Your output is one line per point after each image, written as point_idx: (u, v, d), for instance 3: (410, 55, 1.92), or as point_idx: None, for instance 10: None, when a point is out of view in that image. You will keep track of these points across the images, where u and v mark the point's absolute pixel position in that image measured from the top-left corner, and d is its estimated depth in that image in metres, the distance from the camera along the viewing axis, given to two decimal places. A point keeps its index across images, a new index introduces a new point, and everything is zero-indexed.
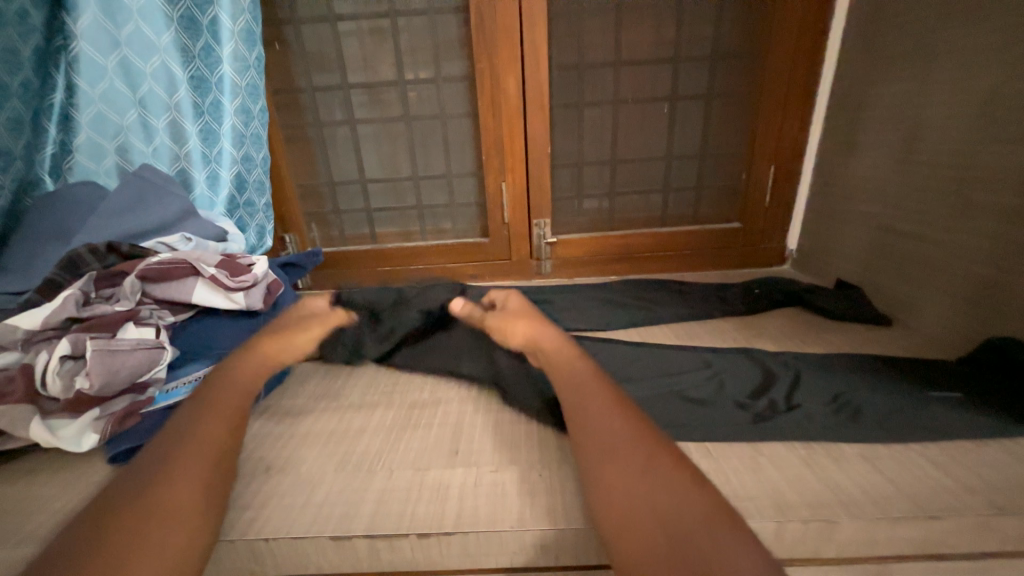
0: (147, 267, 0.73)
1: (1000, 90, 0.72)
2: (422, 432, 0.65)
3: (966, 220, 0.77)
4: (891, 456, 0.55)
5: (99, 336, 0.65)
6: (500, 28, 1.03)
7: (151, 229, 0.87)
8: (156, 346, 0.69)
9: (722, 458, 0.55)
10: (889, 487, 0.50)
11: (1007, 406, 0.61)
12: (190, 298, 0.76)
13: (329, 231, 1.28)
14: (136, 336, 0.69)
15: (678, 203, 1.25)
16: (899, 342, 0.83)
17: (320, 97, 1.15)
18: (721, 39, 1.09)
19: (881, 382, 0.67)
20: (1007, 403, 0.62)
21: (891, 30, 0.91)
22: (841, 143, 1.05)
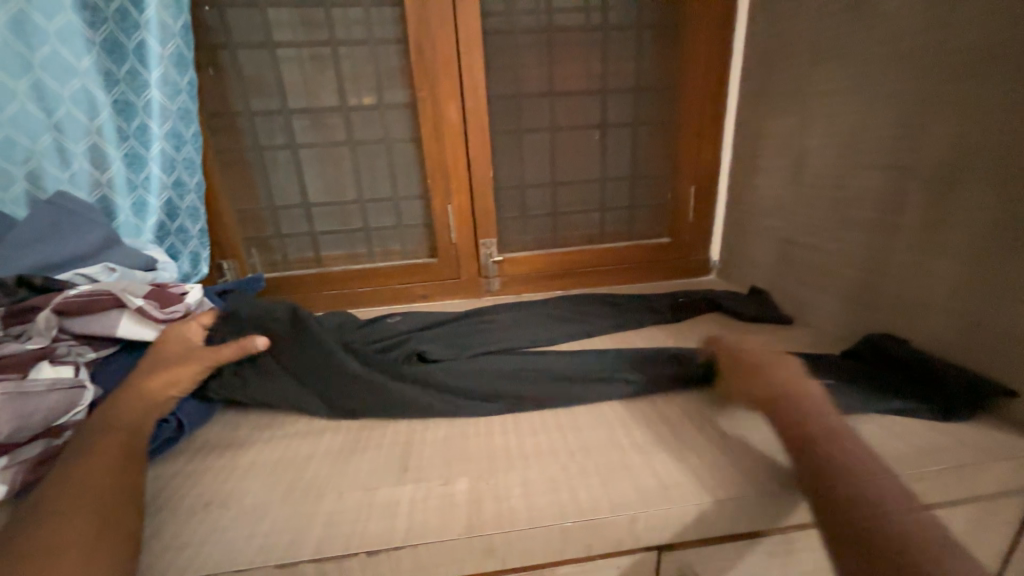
0: (63, 300, 0.68)
1: (860, 125, 0.87)
2: (371, 453, 0.65)
3: (845, 232, 0.91)
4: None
5: (8, 378, 0.61)
6: (440, 61, 1.09)
7: (67, 260, 0.82)
8: (75, 386, 0.65)
9: (653, 453, 0.61)
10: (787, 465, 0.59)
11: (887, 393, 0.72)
12: (115, 333, 0.72)
13: (272, 255, 1.25)
14: (52, 375, 0.64)
15: (615, 221, 1.34)
16: (802, 340, 0.95)
17: (259, 122, 1.14)
18: (642, 74, 1.21)
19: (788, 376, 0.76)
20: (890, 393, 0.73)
21: (777, 72, 1.06)
22: (747, 166, 1.19)
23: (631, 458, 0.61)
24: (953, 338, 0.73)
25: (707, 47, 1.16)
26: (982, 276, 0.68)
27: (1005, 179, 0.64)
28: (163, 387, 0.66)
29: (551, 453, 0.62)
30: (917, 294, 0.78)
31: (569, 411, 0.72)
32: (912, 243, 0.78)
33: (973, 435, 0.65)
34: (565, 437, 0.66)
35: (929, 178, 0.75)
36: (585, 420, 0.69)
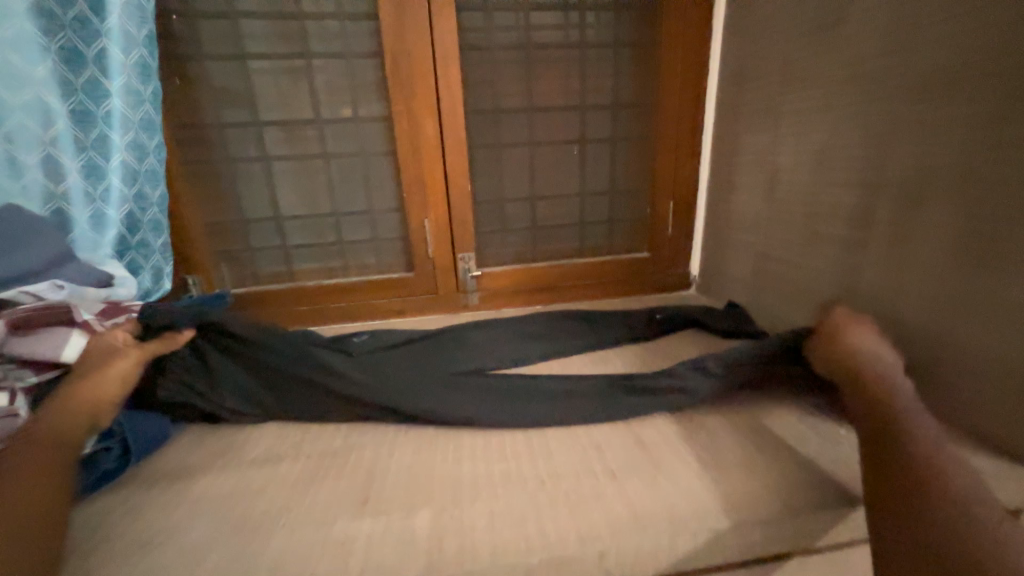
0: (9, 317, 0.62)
1: (830, 144, 0.88)
2: (330, 483, 0.62)
3: (817, 248, 0.92)
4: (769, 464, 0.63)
5: None
6: (416, 76, 1.08)
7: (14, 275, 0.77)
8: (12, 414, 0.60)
9: (626, 481, 0.59)
10: (763, 491, 0.57)
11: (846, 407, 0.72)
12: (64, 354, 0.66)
13: (241, 270, 1.21)
14: None
15: (594, 235, 1.33)
16: None
17: (229, 133, 1.11)
18: (620, 91, 1.22)
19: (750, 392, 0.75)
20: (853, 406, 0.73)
21: (750, 91, 1.08)
22: (724, 183, 1.20)
23: (605, 486, 0.58)
24: (923, 357, 0.73)
25: (683, 65, 1.18)
26: (951, 292, 0.68)
27: (971, 199, 0.65)
28: (100, 405, 0.62)
29: (520, 482, 0.60)
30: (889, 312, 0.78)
31: (541, 435, 0.69)
32: (883, 258, 0.78)
33: None
34: (536, 465, 0.63)
35: (896, 196, 0.75)
36: (558, 445, 0.67)
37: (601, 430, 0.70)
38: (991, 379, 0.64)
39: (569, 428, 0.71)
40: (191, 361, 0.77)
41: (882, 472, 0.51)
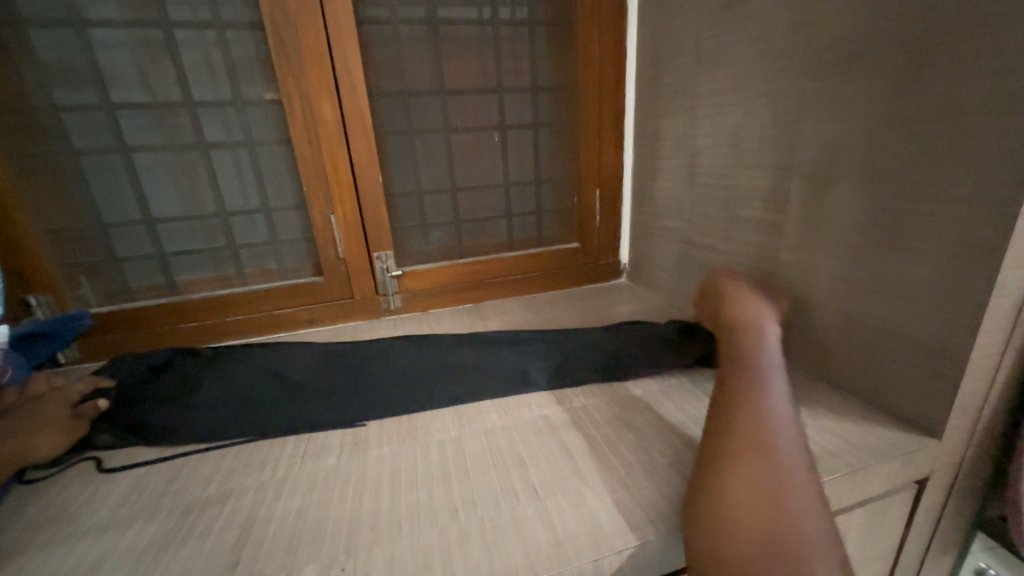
0: None
1: (744, 125, 0.87)
2: (192, 547, 0.50)
3: (736, 231, 0.93)
4: (631, 503, 0.53)
5: None
6: (306, 51, 0.94)
7: None
8: None
9: (548, 498, 0.54)
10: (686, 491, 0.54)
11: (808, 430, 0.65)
12: None
13: (108, 284, 1.02)
14: None
15: (522, 228, 1.28)
16: None
17: (70, 119, 0.91)
18: (538, 75, 1.16)
19: (658, 405, 0.72)
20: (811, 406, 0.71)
21: (666, 72, 1.06)
22: (646, 168, 1.19)
23: (525, 508, 0.52)
24: (834, 336, 0.75)
25: (600, 47, 1.14)
26: (861, 274, 0.69)
27: (878, 177, 0.65)
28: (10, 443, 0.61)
29: (430, 520, 0.51)
30: (799, 295, 0.80)
31: (459, 455, 0.62)
32: (785, 237, 0.81)
33: (862, 431, 0.65)
34: (450, 490, 0.55)
35: (808, 175, 0.76)
36: (477, 465, 0.60)
37: (526, 441, 0.64)
38: (871, 371, 0.70)
39: (490, 443, 0.64)
40: (138, 371, 0.81)
41: (746, 484, 0.49)
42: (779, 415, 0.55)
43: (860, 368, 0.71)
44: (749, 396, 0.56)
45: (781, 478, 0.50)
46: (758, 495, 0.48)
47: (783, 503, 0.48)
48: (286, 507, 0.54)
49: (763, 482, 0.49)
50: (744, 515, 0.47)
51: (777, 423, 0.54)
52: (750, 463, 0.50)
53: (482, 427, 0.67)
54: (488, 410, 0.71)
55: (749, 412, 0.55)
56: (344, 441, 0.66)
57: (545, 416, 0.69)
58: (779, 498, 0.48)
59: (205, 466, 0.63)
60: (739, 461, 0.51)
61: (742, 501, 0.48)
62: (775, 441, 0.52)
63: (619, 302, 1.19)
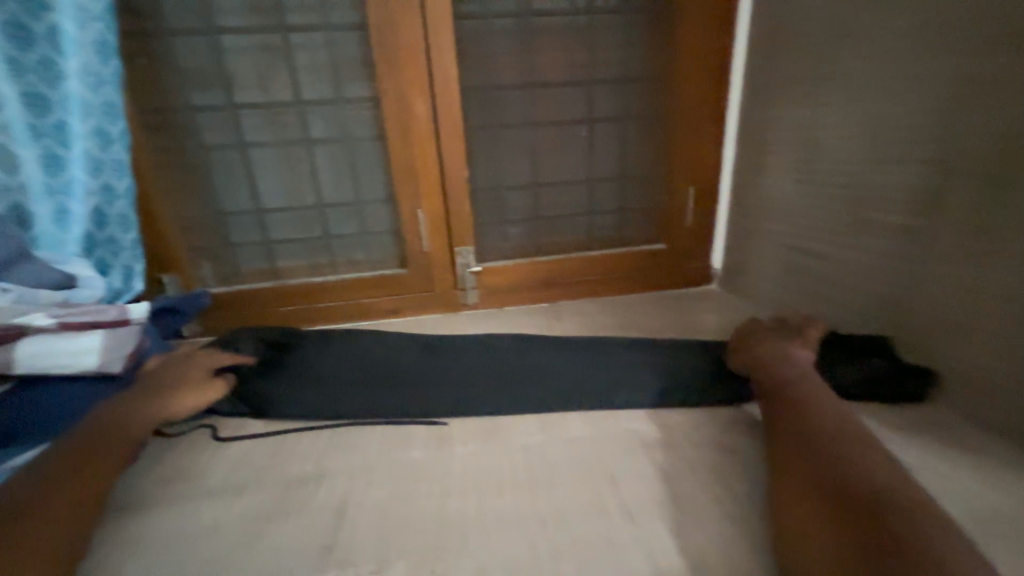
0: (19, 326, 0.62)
1: (885, 114, 0.75)
2: (293, 523, 0.52)
3: (865, 238, 0.80)
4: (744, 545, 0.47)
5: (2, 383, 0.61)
6: (404, 48, 0.97)
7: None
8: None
9: (646, 524, 0.50)
10: None
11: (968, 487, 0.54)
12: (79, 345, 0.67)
13: (222, 267, 1.13)
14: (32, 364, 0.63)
15: (604, 227, 1.22)
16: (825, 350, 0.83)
17: (201, 119, 1.02)
18: (631, 65, 1.09)
19: (768, 432, 0.64)
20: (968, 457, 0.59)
21: (783, 57, 0.95)
22: (750, 165, 1.07)
23: (619, 532, 0.49)
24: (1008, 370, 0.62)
25: (705, 31, 1.04)
26: None
27: None
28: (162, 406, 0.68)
29: (518, 529, 0.49)
30: (953, 318, 0.67)
31: (544, 461, 0.59)
32: (934, 248, 0.69)
33: None
34: (537, 500, 0.53)
35: (980, 173, 0.63)
36: (563, 475, 0.57)
37: (615, 455, 0.60)
38: None
39: (576, 453, 0.60)
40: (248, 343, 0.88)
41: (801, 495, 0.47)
42: (825, 425, 0.53)
43: None
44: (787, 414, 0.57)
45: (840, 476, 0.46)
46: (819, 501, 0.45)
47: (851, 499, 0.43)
48: (376, 495, 0.55)
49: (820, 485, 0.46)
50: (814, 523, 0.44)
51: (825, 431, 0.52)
52: (801, 474, 0.49)
53: (568, 436, 0.64)
54: (571, 418, 0.68)
55: (787, 429, 0.55)
56: (430, 435, 0.66)
57: (635, 431, 0.65)
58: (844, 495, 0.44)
59: (303, 445, 0.66)
60: (791, 481, 0.49)
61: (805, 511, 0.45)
62: (818, 442, 0.51)
63: (707, 311, 1.10)
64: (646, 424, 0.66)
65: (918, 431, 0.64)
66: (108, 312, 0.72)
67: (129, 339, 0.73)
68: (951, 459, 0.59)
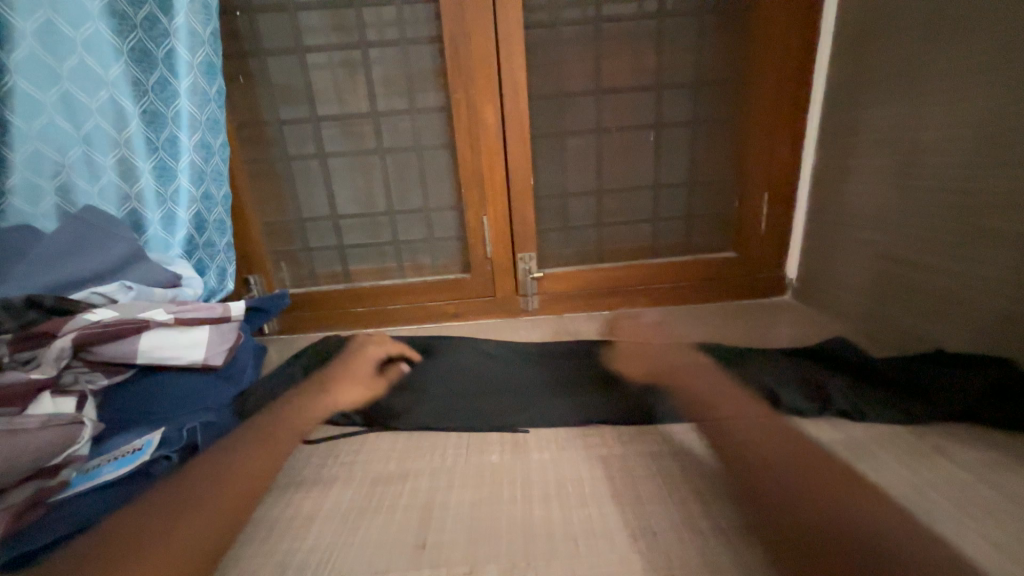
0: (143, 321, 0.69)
1: (1005, 112, 0.68)
2: (383, 519, 0.54)
3: (978, 248, 0.73)
4: None
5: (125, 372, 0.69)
6: (475, 58, 0.99)
7: (101, 269, 0.78)
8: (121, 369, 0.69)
9: (743, 547, 0.47)
10: None
11: None
12: (190, 341, 0.74)
13: (300, 270, 1.20)
14: (154, 357, 0.70)
15: (669, 233, 1.19)
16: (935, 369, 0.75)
17: (287, 131, 1.09)
18: (703, 67, 1.06)
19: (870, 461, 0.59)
20: None
21: (877, 52, 0.88)
22: (835, 168, 1.00)
23: (717, 552, 0.47)
24: None
25: (785, 29, 0.99)
26: None
27: None
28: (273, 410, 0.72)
29: (608, 541, 0.48)
30: None
31: (625, 473, 0.58)
32: None
33: None
34: (622, 513, 0.52)
35: None
36: (647, 489, 0.55)
37: (701, 472, 0.58)
38: None
39: (660, 467, 0.59)
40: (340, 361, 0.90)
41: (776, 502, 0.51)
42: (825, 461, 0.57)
43: None
44: (745, 439, 0.61)
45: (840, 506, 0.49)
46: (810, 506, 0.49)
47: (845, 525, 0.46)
48: (459, 496, 0.56)
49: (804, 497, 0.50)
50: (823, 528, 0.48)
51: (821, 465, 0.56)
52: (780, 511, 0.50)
53: (647, 448, 0.63)
54: (648, 429, 0.67)
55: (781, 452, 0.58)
56: (504, 439, 0.67)
57: (719, 447, 0.62)
58: (852, 526, 0.46)
59: (384, 442, 0.69)
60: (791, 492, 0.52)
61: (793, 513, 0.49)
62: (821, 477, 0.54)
63: (783, 323, 1.04)
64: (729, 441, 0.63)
65: None
66: (214, 310, 0.79)
67: (228, 335, 0.80)
68: None
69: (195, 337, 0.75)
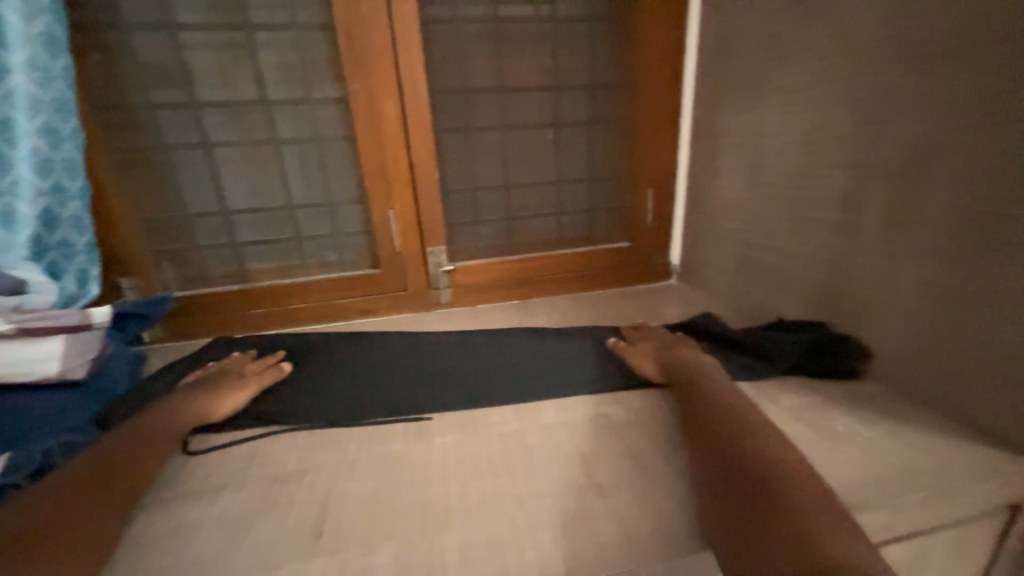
0: None
1: (818, 122, 0.83)
2: (279, 517, 0.53)
3: (805, 233, 0.89)
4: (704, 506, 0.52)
5: None
6: (373, 49, 0.98)
7: None
8: None
9: (615, 495, 0.54)
10: None
11: (890, 445, 0.62)
12: (38, 353, 0.66)
13: (186, 270, 1.09)
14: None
15: (572, 226, 1.28)
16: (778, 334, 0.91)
17: (161, 117, 0.99)
18: (595, 72, 1.15)
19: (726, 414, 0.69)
20: (890, 421, 0.68)
21: (731, 67, 1.03)
22: (704, 166, 1.16)
23: (591, 503, 0.53)
24: (918, 349, 0.70)
25: (660, 42, 1.11)
26: (930, 322, 0.68)
27: (911, 189, 0.69)
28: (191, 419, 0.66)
29: (498, 507, 0.53)
30: (876, 299, 0.76)
31: (521, 446, 0.63)
32: (853, 242, 0.79)
33: (936, 445, 0.62)
34: (514, 481, 0.57)
35: (890, 175, 0.72)
36: (540, 458, 0.61)
37: (584, 437, 0.64)
38: (952, 379, 0.66)
39: (553, 437, 0.65)
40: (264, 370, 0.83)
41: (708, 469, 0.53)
42: (735, 418, 0.58)
43: (942, 376, 0.67)
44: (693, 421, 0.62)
45: (748, 457, 0.51)
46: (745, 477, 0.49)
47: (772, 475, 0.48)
48: (362, 485, 0.57)
49: (735, 452, 0.53)
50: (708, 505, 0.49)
51: (738, 422, 0.57)
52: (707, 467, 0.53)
53: (542, 422, 0.68)
54: (544, 404, 0.73)
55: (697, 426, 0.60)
56: (410, 428, 0.68)
57: (604, 414, 0.70)
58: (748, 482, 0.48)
59: (282, 443, 0.67)
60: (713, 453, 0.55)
61: (720, 485, 0.50)
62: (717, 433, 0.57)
63: (669, 304, 1.18)
64: (614, 407, 0.71)
65: (849, 402, 0.72)
66: (71, 316, 0.70)
67: (92, 345, 0.72)
68: (877, 422, 0.67)
69: (45, 349, 0.66)
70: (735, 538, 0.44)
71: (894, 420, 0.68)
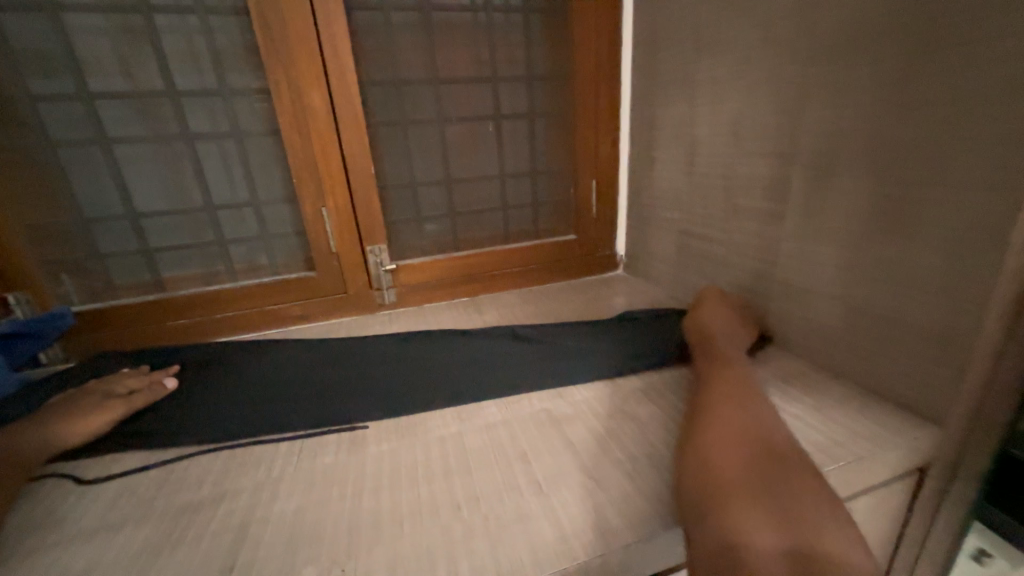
0: None
1: (743, 113, 0.86)
2: (186, 550, 0.48)
3: (736, 221, 0.92)
4: (641, 495, 0.53)
5: None
6: (293, 36, 0.91)
7: None
8: None
9: (554, 492, 0.53)
10: None
11: (814, 420, 0.66)
12: None
13: (89, 281, 0.98)
14: None
15: (518, 220, 1.26)
16: None
17: (47, 110, 0.87)
18: (533, 63, 1.13)
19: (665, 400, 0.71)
20: (815, 397, 0.71)
21: (663, 60, 1.05)
22: (643, 158, 1.17)
23: (530, 502, 0.52)
24: (836, 324, 0.74)
25: (595, 35, 1.11)
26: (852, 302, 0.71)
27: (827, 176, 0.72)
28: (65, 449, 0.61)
29: (434, 516, 0.50)
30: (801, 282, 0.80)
31: (462, 449, 0.61)
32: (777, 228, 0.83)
33: (854, 418, 0.66)
34: (452, 487, 0.54)
35: (807, 163, 0.75)
36: (482, 460, 0.59)
37: (526, 435, 0.63)
38: (871, 355, 0.70)
39: (495, 437, 0.63)
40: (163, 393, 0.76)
41: (739, 450, 0.52)
42: (755, 410, 0.58)
43: (860, 352, 0.71)
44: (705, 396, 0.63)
45: (761, 442, 0.53)
46: (782, 475, 0.50)
47: (785, 476, 0.50)
48: (286, 505, 0.53)
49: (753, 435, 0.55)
50: (729, 479, 0.49)
51: (748, 403, 0.60)
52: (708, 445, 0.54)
53: (483, 422, 0.66)
54: (486, 403, 0.71)
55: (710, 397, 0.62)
56: (341, 439, 0.64)
57: (547, 410, 0.69)
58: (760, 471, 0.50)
59: (196, 467, 0.61)
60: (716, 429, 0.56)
61: (737, 462, 0.51)
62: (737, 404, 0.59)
63: (616, 294, 1.19)
64: (557, 402, 0.70)
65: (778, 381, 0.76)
66: None
67: None
68: (803, 399, 0.70)
69: None
70: (753, 518, 0.46)
71: (817, 395, 0.71)
